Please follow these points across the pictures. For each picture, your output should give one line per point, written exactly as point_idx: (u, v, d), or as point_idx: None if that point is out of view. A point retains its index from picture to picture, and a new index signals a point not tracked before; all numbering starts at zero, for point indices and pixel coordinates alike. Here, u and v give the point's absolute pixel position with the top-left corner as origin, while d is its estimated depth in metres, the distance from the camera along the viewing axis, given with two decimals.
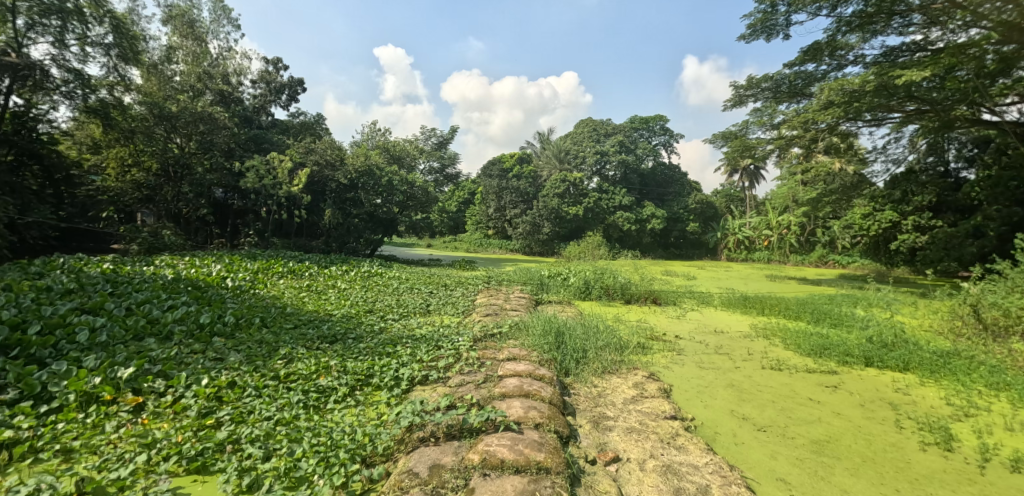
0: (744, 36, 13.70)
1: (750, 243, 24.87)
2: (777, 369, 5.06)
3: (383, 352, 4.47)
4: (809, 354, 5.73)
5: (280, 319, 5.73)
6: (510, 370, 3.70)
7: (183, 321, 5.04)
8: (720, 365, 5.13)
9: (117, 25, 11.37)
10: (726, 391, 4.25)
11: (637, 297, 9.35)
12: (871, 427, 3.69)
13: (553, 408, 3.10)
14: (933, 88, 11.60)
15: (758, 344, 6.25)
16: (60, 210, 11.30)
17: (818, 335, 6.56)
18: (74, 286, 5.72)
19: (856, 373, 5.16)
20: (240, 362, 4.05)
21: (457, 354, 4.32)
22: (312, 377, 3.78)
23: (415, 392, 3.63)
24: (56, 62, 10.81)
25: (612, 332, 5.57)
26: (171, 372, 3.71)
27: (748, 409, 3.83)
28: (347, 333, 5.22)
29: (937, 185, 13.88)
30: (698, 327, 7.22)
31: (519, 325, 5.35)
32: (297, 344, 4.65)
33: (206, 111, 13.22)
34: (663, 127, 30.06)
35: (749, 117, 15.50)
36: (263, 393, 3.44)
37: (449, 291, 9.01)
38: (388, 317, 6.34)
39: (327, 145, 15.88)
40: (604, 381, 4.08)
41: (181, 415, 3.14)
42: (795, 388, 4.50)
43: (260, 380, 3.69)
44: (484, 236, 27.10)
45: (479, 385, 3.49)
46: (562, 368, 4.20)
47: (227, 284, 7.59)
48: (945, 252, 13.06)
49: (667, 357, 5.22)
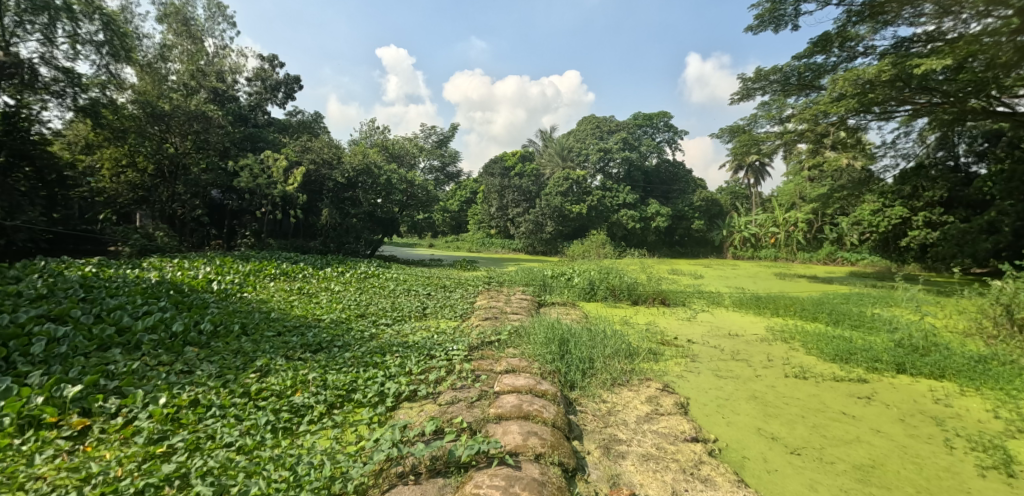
0: (751, 27, 13.23)
1: (756, 241, 24.35)
2: (802, 378, 4.63)
3: (370, 362, 4.07)
4: (834, 359, 5.30)
5: (263, 326, 5.32)
6: (507, 385, 3.28)
7: (154, 329, 4.63)
8: (738, 373, 4.72)
9: (108, 22, 11.00)
10: (749, 405, 3.84)
11: (645, 298, 8.91)
12: (917, 448, 3.29)
13: (556, 434, 2.68)
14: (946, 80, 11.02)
15: (777, 349, 5.82)
16: (53, 212, 10.66)
17: (840, 338, 6.12)
18: (42, 291, 5.29)
19: (889, 381, 4.74)
20: (209, 376, 3.65)
21: (450, 365, 3.90)
22: (287, 393, 3.38)
23: (401, 412, 3.22)
24: (45, 60, 10.44)
25: (621, 338, 5.14)
26: (128, 389, 3.32)
27: (777, 426, 3.43)
28: (333, 341, 4.81)
29: (948, 180, 13.41)
30: (711, 329, 6.78)
31: (520, 332, 4.93)
32: (277, 354, 4.26)
33: (200, 110, 12.89)
34: (668, 123, 29.54)
35: (756, 111, 15.01)
36: (228, 414, 3.05)
37: (448, 293, 8.62)
38: (381, 322, 5.93)
39: (325, 143, 15.50)
40: (613, 395, 3.66)
41: (129, 442, 2.75)
42: (824, 399, 4.09)
43: (228, 397, 3.30)
44: (485, 235, 26.70)
45: (472, 404, 3.07)
46: (567, 381, 3.77)
47: (212, 287, 7.18)
48: (959, 248, 12.64)
49: (682, 365, 4.80)
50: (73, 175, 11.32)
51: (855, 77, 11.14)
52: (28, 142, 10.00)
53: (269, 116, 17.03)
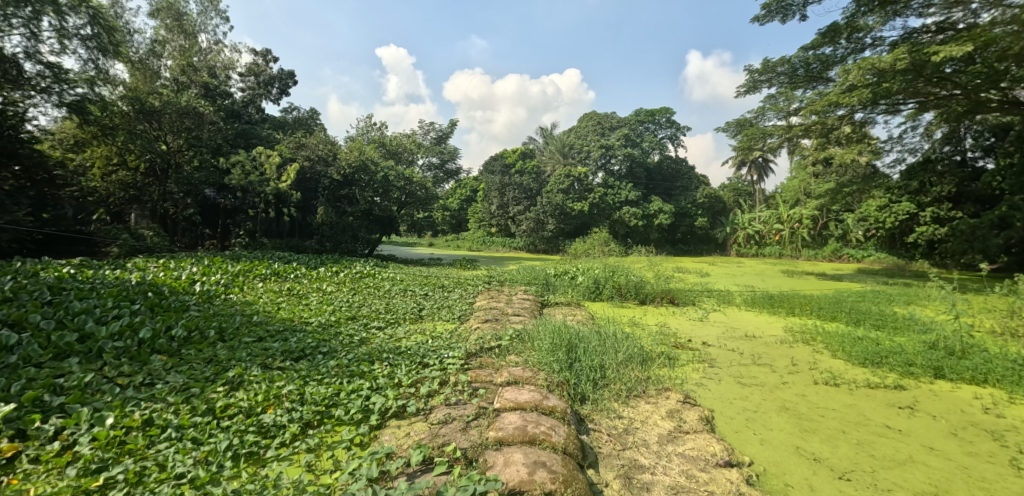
0: (757, 18, 12.76)
1: (761, 238, 23.85)
2: (834, 386, 4.20)
3: (355, 372, 3.62)
4: (864, 362, 4.86)
5: (243, 331, 4.88)
6: (509, 400, 2.85)
7: (120, 335, 4.19)
8: (763, 380, 4.30)
9: (95, 15, 10.51)
10: (782, 418, 3.42)
11: (653, 297, 8.49)
12: (981, 469, 2.89)
13: (569, 465, 2.25)
14: (958, 71, 10.61)
15: (801, 352, 5.38)
16: (43, 212, 10.21)
17: (867, 340, 5.67)
18: (6, 293, 4.84)
19: (928, 388, 4.31)
20: (171, 390, 3.23)
21: (443, 376, 3.45)
22: (257, 410, 2.95)
23: (387, 432, 2.78)
24: (29, 54, 9.93)
25: (633, 342, 4.72)
26: (75, 406, 2.90)
27: (817, 445, 3.01)
28: (318, 347, 4.38)
29: (956, 175, 12.83)
30: (726, 331, 6.36)
31: (522, 337, 4.49)
32: (253, 364, 3.83)
33: (191, 106, 12.27)
34: (670, 119, 28.97)
35: (763, 103, 14.51)
36: (186, 437, 2.63)
37: (447, 293, 8.22)
38: (373, 325, 5.51)
39: (320, 139, 14.99)
40: (630, 409, 3.23)
41: (62, 475, 2.33)
42: (863, 411, 3.68)
43: (187, 415, 2.87)
44: (485, 234, 26.22)
45: (468, 425, 2.64)
46: (577, 393, 3.35)
47: (195, 288, 6.73)
48: (969, 244, 12.15)
49: (700, 371, 4.39)
50: (63, 174, 10.89)
51: (870, 66, 10.62)
52: (14, 141, 9.59)
53: (264, 113, 16.57)
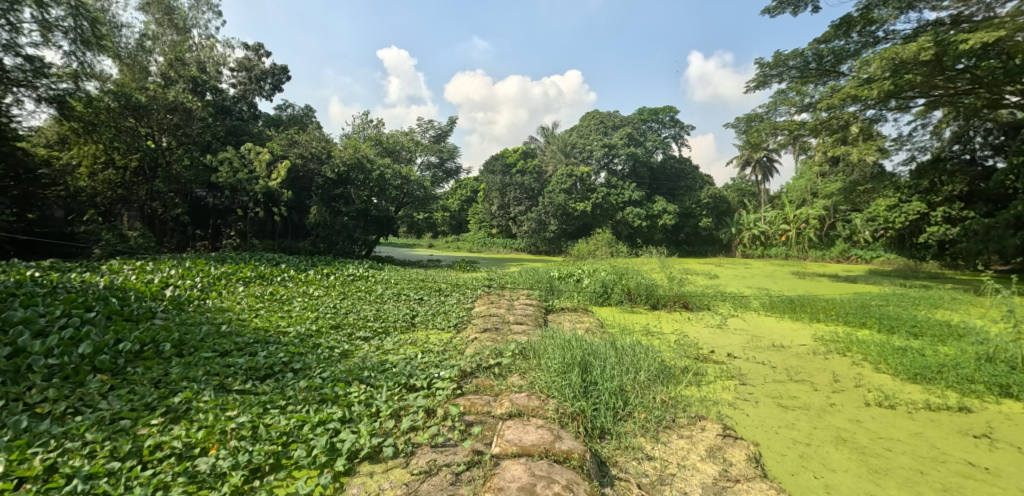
0: (768, 9, 12.15)
1: (767, 238, 23.26)
2: (890, 409, 3.59)
3: (325, 396, 3.00)
4: (916, 378, 4.24)
5: (207, 344, 4.26)
6: (515, 442, 2.33)
7: (57, 351, 3.55)
8: (806, 401, 3.68)
9: (76, 5, 9.77)
10: (843, 454, 2.81)
11: (665, 301, 7.90)
12: None
13: None
14: (968, 68, 9.81)
15: (839, 365, 4.76)
16: (27, 212, 9.65)
17: (910, 351, 5.03)
18: None
19: (998, 410, 3.72)
20: (92, 422, 2.60)
21: (430, 406, 2.85)
22: (195, 452, 2.36)
23: (356, 483, 2.20)
24: (7, 47, 9.31)
25: (653, 356, 4.10)
26: None
27: (895, 493, 2.45)
28: (291, 364, 3.77)
29: (967, 174, 12.27)
30: (751, 340, 5.75)
31: (527, 352, 3.87)
32: (208, 386, 3.23)
33: (179, 101, 11.70)
34: (673, 119, 28.36)
35: (775, 98, 13.85)
36: (95, 493, 2.04)
37: (443, 298, 7.57)
38: (358, 336, 4.91)
39: (313, 137, 14.41)
40: (661, 448, 2.68)
41: None
42: (934, 442, 3.07)
43: (104, 460, 2.27)
44: (486, 235, 25.63)
45: (459, 479, 2.12)
46: (596, 428, 2.77)
47: (165, 293, 6.11)
48: (984, 245, 11.47)
49: (732, 392, 3.76)
50: (50, 173, 10.12)
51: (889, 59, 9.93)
52: None
53: (256, 110, 15.95)
